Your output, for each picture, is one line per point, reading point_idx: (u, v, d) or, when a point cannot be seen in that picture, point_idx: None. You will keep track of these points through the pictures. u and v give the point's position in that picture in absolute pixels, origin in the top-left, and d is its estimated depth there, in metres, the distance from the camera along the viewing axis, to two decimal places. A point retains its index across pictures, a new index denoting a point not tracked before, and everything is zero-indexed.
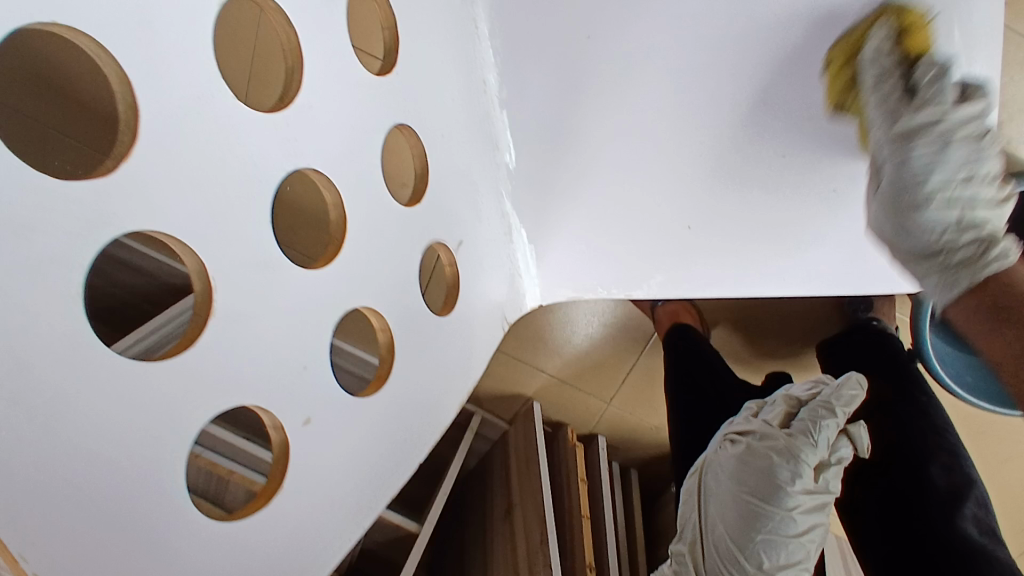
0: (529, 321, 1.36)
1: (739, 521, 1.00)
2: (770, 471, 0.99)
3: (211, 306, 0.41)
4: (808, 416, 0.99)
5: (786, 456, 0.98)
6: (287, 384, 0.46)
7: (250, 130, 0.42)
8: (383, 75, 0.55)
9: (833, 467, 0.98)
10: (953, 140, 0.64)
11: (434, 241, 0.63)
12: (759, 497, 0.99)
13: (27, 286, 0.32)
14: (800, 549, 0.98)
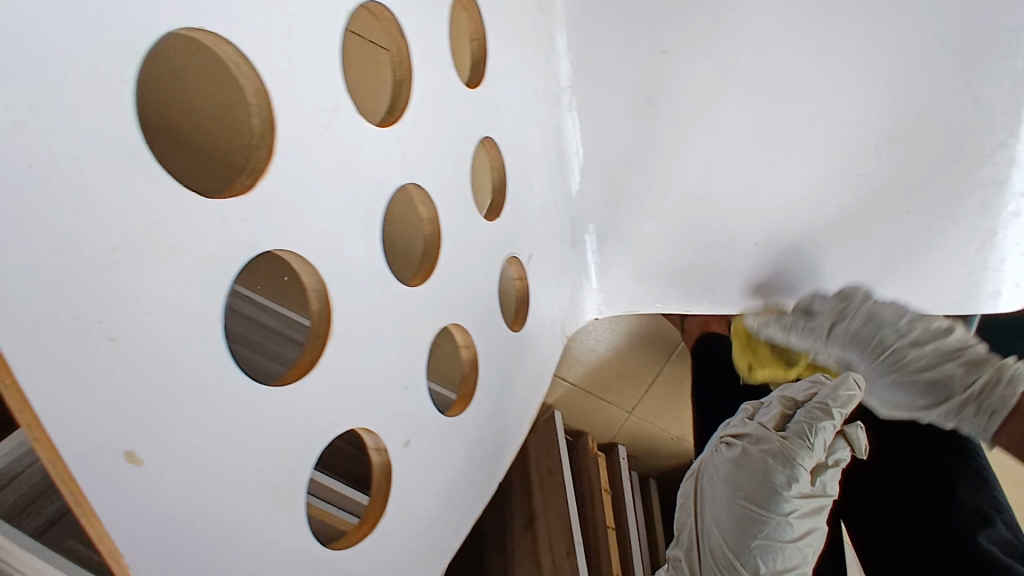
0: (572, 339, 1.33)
1: (744, 535, 0.82)
2: (773, 480, 0.82)
3: (329, 325, 0.39)
4: (802, 418, 0.85)
5: (789, 463, 0.82)
6: (391, 405, 0.44)
7: (365, 144, 0.41)
8: (473, 88, 0.54)
9: (831, 467, 0.84)
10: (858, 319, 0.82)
11: (510, 254, 0.62)
12: (756, 503, 0.83)
13: (173, 310, 0.30)
14: (798, 555, 0.83)
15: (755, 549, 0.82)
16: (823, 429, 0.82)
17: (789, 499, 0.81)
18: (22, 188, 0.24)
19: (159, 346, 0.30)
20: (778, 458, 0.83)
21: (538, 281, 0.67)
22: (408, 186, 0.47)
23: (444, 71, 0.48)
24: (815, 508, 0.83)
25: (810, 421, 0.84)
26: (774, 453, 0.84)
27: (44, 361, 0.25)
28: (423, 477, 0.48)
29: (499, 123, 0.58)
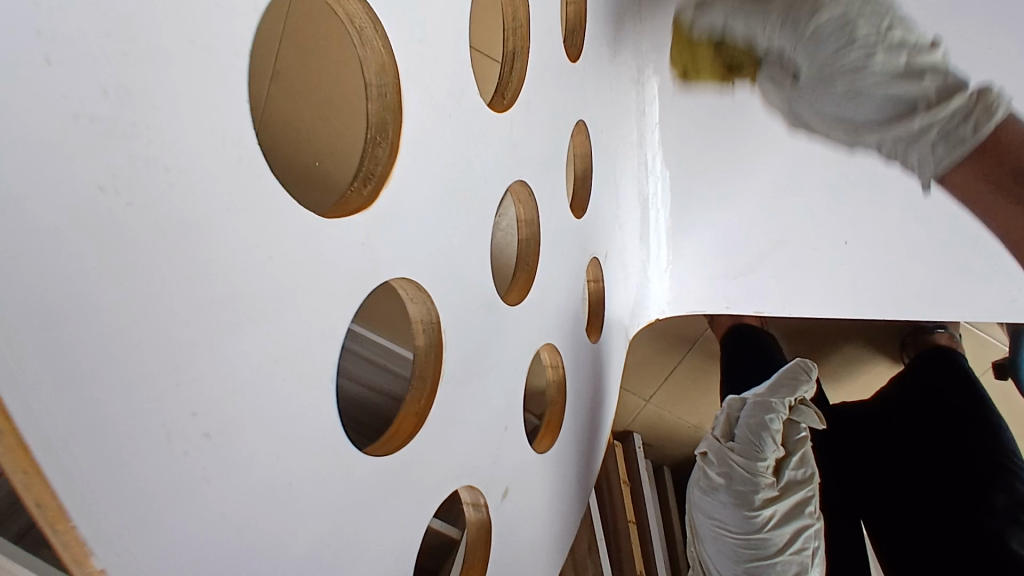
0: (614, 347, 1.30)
1: (728, 563, 0.72)
2: (739, 496, 0.72)
3: (439, 365, 0.31)
4: (749, 420, 0.74)
5: (748, 474, 0.72)
6: (492, 452, 0.37)
7: (481, 134, 0.33)
8: (573, 62, 0.46)
9: (794, 458, 0.75)
10: None
11: (591, 255, 0.54)
12: (732, 527, 0.72)
13: (281, 377, 0.22)
14: (793, 564, 0.71)
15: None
16: (768, 430, 0.72)
17: (760, 513, 0.71)
18: (101, 227, 0.16)
19: (265, 426, 0.22)
20: (737, 470, 0.73)
21: (611, 283, 0.59)
22: (513, 185, 0.39)
23: (550, 37, 0.40)
24: (790, 510, 0.73)
25: (756, 419, 0.74)
26: (730, 472, 0.73)
27: (129, 482, 0.17)
28: (519, 531, 0.40)
29: (589, 102, 0.49)
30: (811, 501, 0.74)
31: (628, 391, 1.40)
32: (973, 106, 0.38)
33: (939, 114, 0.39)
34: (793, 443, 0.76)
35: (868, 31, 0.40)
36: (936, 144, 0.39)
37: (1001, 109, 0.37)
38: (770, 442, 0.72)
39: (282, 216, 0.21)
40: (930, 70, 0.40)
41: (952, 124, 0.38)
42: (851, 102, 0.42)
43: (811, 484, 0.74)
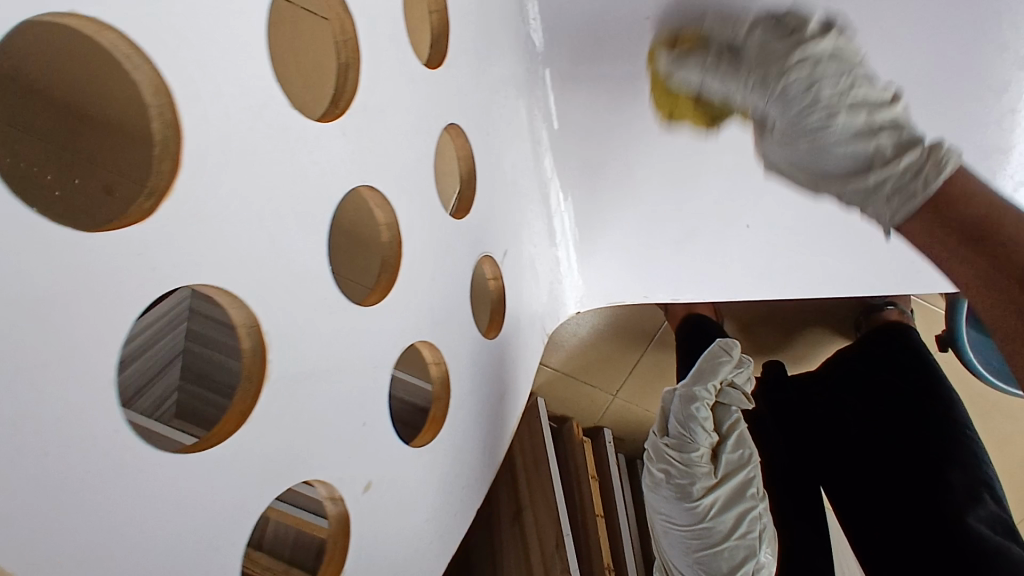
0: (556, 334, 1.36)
1: (682, 551, 0.93)
2: (789, 124, 0.54)
3: (264, 367, 0.33)
4: (680, 416, 0.94)
5: (801, 127, 0.53)
6: (346, 446, 0.38)
7: (302, 144, 0.34)
8: (435, 68, 0.47)
9: (727, 442, 0.95)
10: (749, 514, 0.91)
11: (483, 253, 0.56)
12: (681, 523, 0.93)
13: (49, 377, 0.24)
14: (742, 548, 0.91)
15: (698, 562, 0.92)
16: (694, 423, 0.93)
17: (698, 503, 0.91)
18: None
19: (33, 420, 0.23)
20: (779, 117, 0.55)
21: (513, 279, 0.61)
22: (360, 190, 0.40)
23: (398, 45, 0.41)
24: (733, 497, 0.92)
25: (685, 415, 0.93)
26: (671, 467, 0.94)
27: None
28: (393, 520, 0.42)
29: (465, 105, 0.51)
30: (750, 485, 0.93)
31: (594, 387, 1.43)
32: (927, 160, 0.48)
33: (892, 174, 0.50)
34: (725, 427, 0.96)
35: (833, 83, 0.51)
36: (891, 198, 0.50)
37: (948, 164, 0.47)
38: (699, 432, 0.92)
39: (30, 237, 0.23)
40: (886, 131, 0.51)
41: (911, 172, 0.49)
42: (822, 154, 0.53)
43: (745, 463, 0.94)
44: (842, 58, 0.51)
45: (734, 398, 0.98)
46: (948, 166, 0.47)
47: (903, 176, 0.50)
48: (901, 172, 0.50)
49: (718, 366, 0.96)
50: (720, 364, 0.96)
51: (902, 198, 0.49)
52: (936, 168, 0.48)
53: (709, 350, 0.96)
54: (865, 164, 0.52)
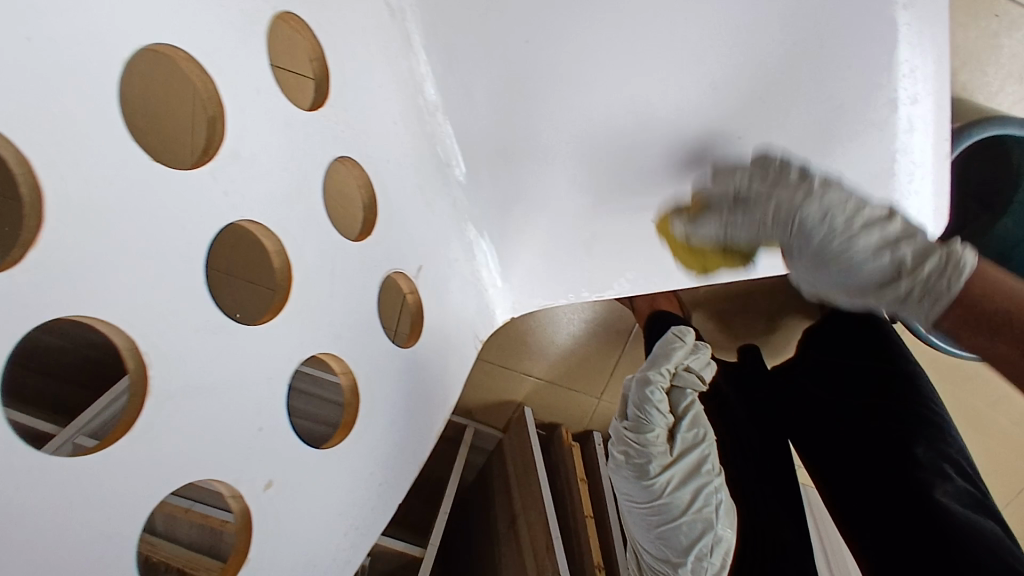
0: (524, 330, 1.39)
1: (645, 528, 1.02)
2: (814, 252, 0.74)
3: (146, 384, 0.40)
4: (636, 400, 1.02)
5: (826, 244, 0.72)
6: (241, 448, 0.44)
7: (170, 192, 0.41)
8: (315, 110, 0.54)
9: (682, 423, 1.02)
10: (704, 489, 1.00)
11: (391, 270, 0.61)
12: (641, 501, 1.02)
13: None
14: (700, 523, 0.99)
15: (659, 536, 1.00)
16: (647, 407, 1.00)
17: (655, 481, 0.99)
18: None
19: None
20: (799, 250, 0.75)
21: (431, 291, 0.67)
22: (240, 224, 0.46)
23: (269, 97, 0.48)
24: (688, 474, 1.01)
25: (641, 398, 1.01)
26: (630, 449, 1.03)
27: None
28: (299, 514, 0.48)
29: (356, 140, 0.57)
30: (705, 463, 1.01)
31: (577, 392, 1.48)
32: (950, 269, 0.65)
33: (923, 271, 0.67)
34: (680, 409, 1.03)
35: (841, 216, 0.68)
36: (922, 299, 0.68)
37: (960, 276, 0.65)
38: (654, 415, 1.00)
39: None
40: (906, 240, 0.67)
41: (926, 279, 0.67)
42: (844, 275, 0.73)
43: (699, 441, 1.02)
44: (840, 203, 0.68)
45: (689, 379, 1.03)
46: (960, 278, 0.65)
47: (909, 285, 0.68)
48: (893, 263, 0.69)
49: (672, 351, 1.01)
50: (674, 349, 1.01)
51: (930, 304, 0.66)
52: (959, 272, 0.65)
53: (664, 337, 1.02)
54: (897, 266, 0.69)
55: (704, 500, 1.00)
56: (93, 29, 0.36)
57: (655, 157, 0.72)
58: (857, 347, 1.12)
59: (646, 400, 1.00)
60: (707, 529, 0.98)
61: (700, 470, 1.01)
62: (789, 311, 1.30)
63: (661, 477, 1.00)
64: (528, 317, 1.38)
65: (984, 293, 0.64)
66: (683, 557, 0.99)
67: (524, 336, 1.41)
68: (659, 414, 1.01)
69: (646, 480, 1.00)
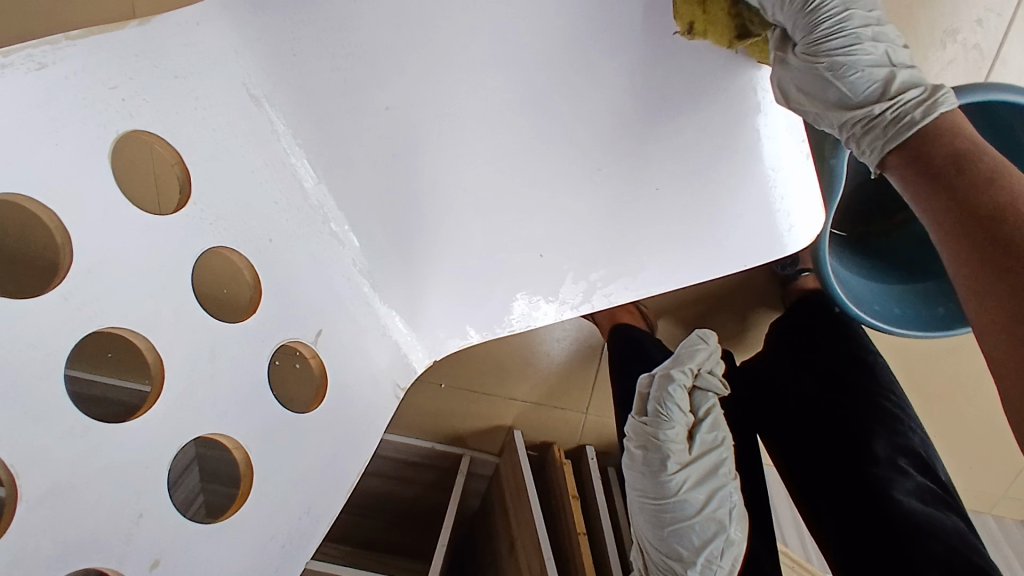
0: (502, 358, 1.42)
1: (654, 526, 0.94)
2: (806, 36, 0.70)
3: (16, 492, 0.45)
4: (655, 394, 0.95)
5: (833, 79, 0.71)
6: (124, 531, 0.50)
7: (22, 317, 0.46)
8: (179, 210, 0.58)
9: (702, 423, 0.96)
10: (718, 491, 0.93)
11: (285, 340, 0.66)
12: (654, 497, 0.94)
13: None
14: (712, 524, 0.92)
15: (668, 534, 0.92)
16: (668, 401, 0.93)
17: (672, 477, 0.92)
18: None
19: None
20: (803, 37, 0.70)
21: (335, 353, 0.70)
22: (103, 331, 0.52)
23: (122, 212, 0.53)
24: (705, 474, 0.94)
25: (662, 393, 0.94)
26: (647, 444, 0.95)
27: None
28: None
29: (230, 229, 0.62)
30: (722, 465, 0.95)
31: (564, 409, 1.49)
32: (929, 96, 0.71)
33: (909, 103, 0.70)
34: (700, 410, 0.96)
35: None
36: (890, 128, 0.71)
37: (945, 101, 0.70)
38: (676, 411, 0.93)
39: None
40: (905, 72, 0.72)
41: (909, 104, 0.71)
42: (837, 97, 0.72)
43: (718, 444, 0.96)
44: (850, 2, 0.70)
45: (712, 382, 0.98)
46: (949, 99, 0.70)
47: (912, 102, 0.71)
48: (901, 88, 0.71)
49: (695, 352, 0.96)
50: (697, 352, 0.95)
51: (900, 133, 0.70)
52: (942, 102, 0.70)
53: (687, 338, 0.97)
54: (878, 72, 0.72)
55: (718, 503, 0.93)
56: None
57: (535, 193, 0.75)
58: (827, 336, 1.09)
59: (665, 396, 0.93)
60: (718, 531, 0.91)
61: (716, 471, 0.94)
62: (755, 306, 1.29)
63: (677, 473, 0.92)
64: (503, 343, 1.40)
65: (954, 134, 0.69)
66: (692, 559, 0.91)
67: (501, 363, 1.43)
68: (679, 410, 0.94)
69: (660, 474, 0.93)
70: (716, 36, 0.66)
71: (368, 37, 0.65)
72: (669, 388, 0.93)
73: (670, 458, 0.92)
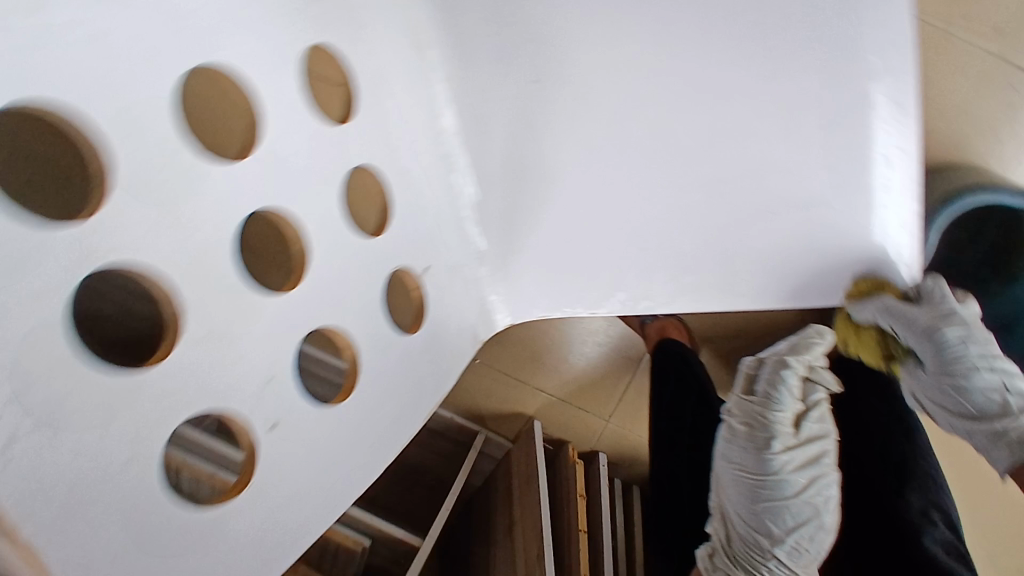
0: (542, 344, 1.49)
1: (747, 500, 0.97)
2: (937, 367, 0.84)
3: (180, 327, 0.49)
4: (769, 377, 0.98)
5: (956, 395, 0.84)
6: (249, 393, 0.54)
7: (212, 177, 0.50)
8: (344, 122, 0.63)
9: (812, 413, 0.98)
10: (818, 478, 0.96)
11: (397, 268, 0.70)
12: (751, 473, 0.97)
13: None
14: (808, 508, 0.95)
15: (759, 512, 0.96)
16: (783, 383, 0.96)
17: (775, 456, 0.95)
18: None
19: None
20: (931, 362, 0.85)
21: (436, 291, 0.74)
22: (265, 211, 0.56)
23: (302, 109, 0.58)
24: (807, 461, 0.97)
25: (776, 377, 0.98)
26: (753, 422, 0.98)
27: None
28: (293, 456, 0.57)
29: (378, 151, 0.66)
30: (824, 455, 0.98)
31: (587, 412, 1.54)
32: None
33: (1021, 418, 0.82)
34: (811, 401, 0.99)
35: (979, 349, 0.83)
36: (1003, 441, 0.83)
37: None
38: (787, 395, 0.96)
39: (31, 232, 0.39)
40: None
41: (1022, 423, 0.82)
42: (960, 409, 0.85)
43: (823, 436, 0.98)
44: (978, 334, 0.83)
45: (827, 376, 1.00)
46: None
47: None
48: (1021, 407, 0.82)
49: (812, 345, 1.00)
50: (814, 345, 0.99)
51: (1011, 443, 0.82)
52: None
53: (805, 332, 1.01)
54: (1000, 404, 0.83)
55: (817, 490, 0.96)
56: (162, 48, 0.46)
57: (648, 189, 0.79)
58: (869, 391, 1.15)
59: (778, 380, 0.97)
60: (810, 515, 0.95)
61: (820, 460, 0.97)
62: None
63: (782, 454, 0.95)
64: (547, 331, 1.48)
65: None
66: (784, 538, 0.95)
67: (539, 351, 1.50)
68: (792, 393, 0.97)
69: (763, 452, 0.96)
70: (868, 355, 0.94)
71: (532, 8, 0.68)
72: (785, 373, 0.97)
73: (777, 437, 0.96)
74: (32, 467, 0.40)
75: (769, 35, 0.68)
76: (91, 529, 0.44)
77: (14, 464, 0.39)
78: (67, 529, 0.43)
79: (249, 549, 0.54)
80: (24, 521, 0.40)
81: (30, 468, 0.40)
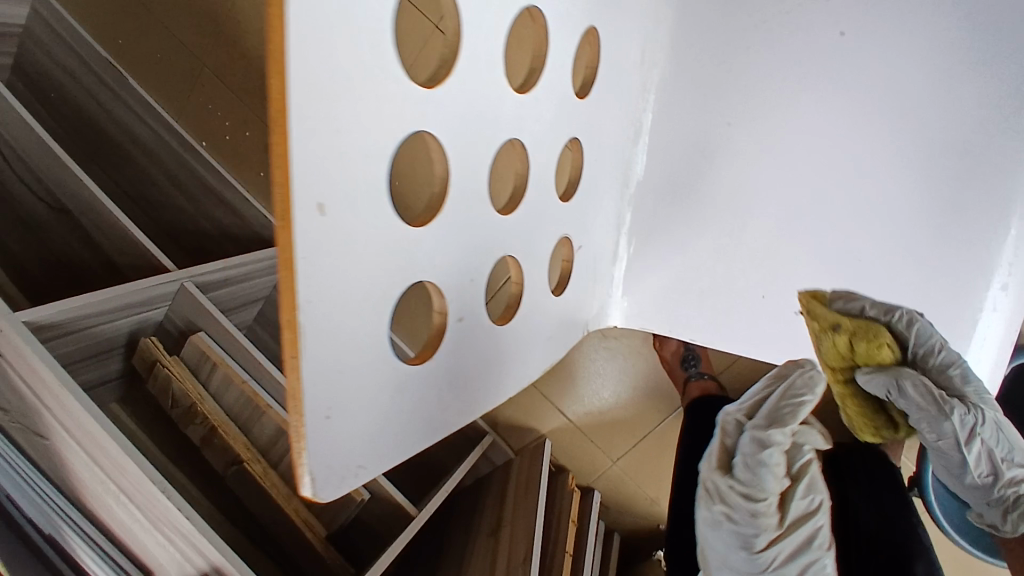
0: (575, 368, 1.54)
1: None
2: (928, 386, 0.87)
3: (441, 203, 0.56)
4: (747, 460, 0.91)
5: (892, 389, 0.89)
6: (457, 283, 0.60)
7: (499, 96, 0.58)
8: (581, 97, 0.71)
9: (798, 490, 0.93)
10: (815, 563, 0.93)
11: (565, 235, 0.76)
12: (738, 564, 0.95)
13: (359, 125, 0.45)
14: None
15: None
16: (765, 474, 0.89)
17: (761, 554, 0.93)
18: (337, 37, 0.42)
19: (346, 146, 0.45)
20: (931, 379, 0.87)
21: (583, 268, 0.82)
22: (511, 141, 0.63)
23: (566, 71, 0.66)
24: (798, 547, 0.94)
25: (756, 460, 0.90)
26: (734, 509, 0.94)
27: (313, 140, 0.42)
28: (462, 353, 0.63)
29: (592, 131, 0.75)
30: (817, 535, 0.94)
31: (598, 448, 1.59)
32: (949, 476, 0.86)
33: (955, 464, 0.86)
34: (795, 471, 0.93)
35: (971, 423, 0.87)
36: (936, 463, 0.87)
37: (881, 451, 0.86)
38: (767, 480, 0.89)
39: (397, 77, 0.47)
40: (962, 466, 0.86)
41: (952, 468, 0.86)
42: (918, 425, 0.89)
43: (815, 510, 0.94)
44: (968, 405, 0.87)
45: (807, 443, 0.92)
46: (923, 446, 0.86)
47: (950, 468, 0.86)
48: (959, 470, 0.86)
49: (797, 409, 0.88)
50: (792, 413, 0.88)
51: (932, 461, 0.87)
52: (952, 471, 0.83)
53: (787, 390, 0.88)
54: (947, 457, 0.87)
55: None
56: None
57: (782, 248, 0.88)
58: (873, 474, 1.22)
59: (759, 467, 0.90)
60: None
61: (815, 543, 0.94)
62: None
63: (772, 547, 0.93)
64: (584, 358, 1.53)
65: None
66: None
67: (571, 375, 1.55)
68: (778, 476, 0.90)
69: (753, 544, 0.93)
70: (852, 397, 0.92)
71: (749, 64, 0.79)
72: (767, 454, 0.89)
73: (762, 529, 0.92)
74: (331, 263, 0.46)
75: (941, 155, 0.77)
76: (340, 338, 0.48)
77: (323, 254, 0.45)
78: (330, 328, 0.47)
79: (415, 419, 0.59)
80: (311, 305, 0.45)
81: (330, 263, 0.46)
